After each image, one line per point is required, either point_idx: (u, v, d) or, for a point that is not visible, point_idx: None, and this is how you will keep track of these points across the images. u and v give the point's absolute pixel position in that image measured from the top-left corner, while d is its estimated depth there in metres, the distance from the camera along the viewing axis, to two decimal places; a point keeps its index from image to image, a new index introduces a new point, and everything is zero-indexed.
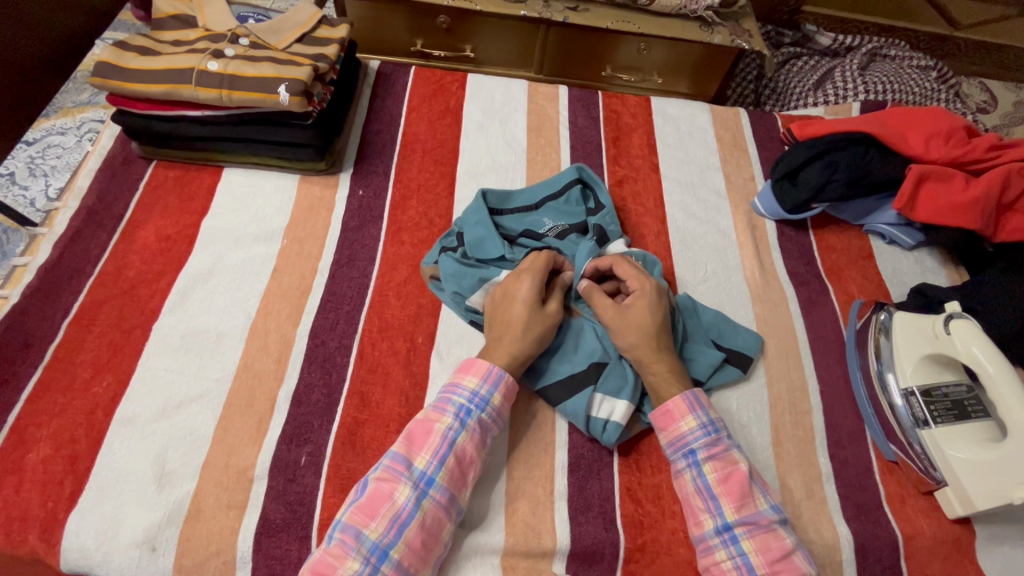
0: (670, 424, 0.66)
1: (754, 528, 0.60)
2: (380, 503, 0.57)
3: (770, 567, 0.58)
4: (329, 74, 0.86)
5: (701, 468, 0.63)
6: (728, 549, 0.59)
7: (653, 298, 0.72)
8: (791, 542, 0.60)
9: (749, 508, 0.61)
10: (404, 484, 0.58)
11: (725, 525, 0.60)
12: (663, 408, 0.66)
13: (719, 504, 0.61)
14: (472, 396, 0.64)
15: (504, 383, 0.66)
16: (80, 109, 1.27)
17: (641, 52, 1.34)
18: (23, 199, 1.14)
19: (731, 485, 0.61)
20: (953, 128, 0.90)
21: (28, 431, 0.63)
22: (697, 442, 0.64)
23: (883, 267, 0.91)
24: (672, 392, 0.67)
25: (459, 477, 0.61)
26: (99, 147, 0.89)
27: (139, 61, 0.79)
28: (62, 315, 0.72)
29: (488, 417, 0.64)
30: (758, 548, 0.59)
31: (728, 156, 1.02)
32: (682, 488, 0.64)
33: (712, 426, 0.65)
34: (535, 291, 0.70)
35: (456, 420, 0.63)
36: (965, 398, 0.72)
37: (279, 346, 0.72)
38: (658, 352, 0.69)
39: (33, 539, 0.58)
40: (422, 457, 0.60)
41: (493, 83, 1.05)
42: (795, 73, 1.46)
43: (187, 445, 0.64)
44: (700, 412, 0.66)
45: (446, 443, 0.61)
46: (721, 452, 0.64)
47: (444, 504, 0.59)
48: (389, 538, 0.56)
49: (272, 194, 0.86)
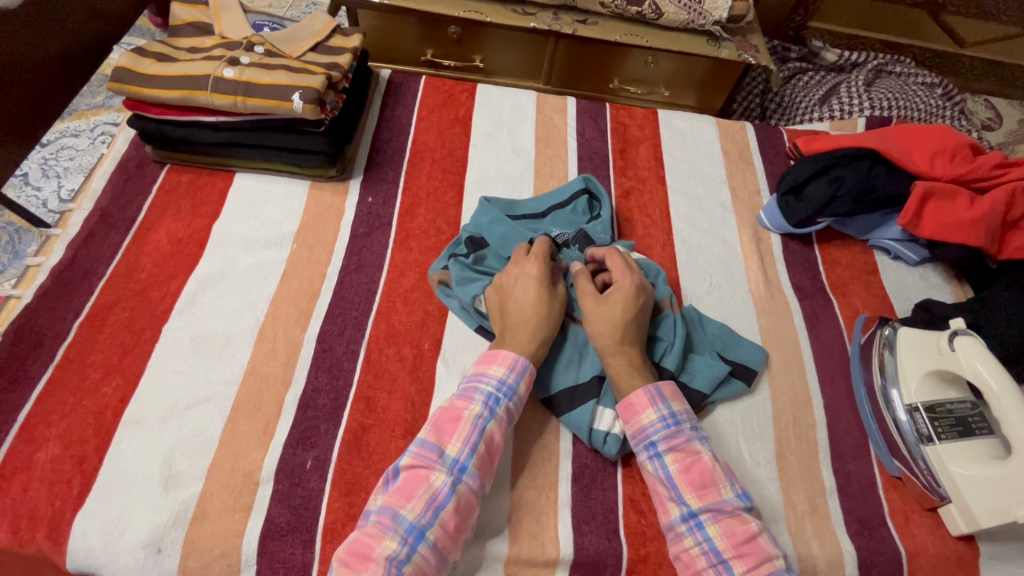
0: (632, 417, 0.66)
1: (719, 514, 0.60)
2: (416, 485, 0.58)
3: (735, 551, 0.58)
4: (342, 82, 0.87)
5: (663, 459, 0.64)
6: (694, 535, 0.60)
7: (631, 293, 0.72)
8: (757, 526, 0.60)
9: (712, 495, 0.61)
10: (439, 469, 0.59)
11: (690, 513, 0.61)
12: (625, 402, 0.67)
13: (681, 493, 0.62)
14: (500, 384, 0.65)
15: (528, 373, 0.67)
16: (94, 112, 1.29)
17: (648, 65, 1.36)
18: (35, 200, 1.15)
19: (693, 474, 0.62)
20: (958, 146, 0.90)
21: (37, 430, 0.64)
22: (658, 434, 0.65)
23: (887, 283, 0.91)
24: (632, 385, 0.68)
25: (488, 463, 0.62)
26: (114, 151, 0.90)
27: (155, 67, 0.81)
28: (74, 315, 0.73)
29: (513, 406, 0.66)
30: (723, 532, 0.59)
31: (734, 169, 1.02)
32: (648, 479, 0.64)
33: (672, 418, 0.66)
34: (546, 275, 0.73)
35: (486, 409, 0.63)
36: (969, 414, 0.72)
37: (287, 350, 0.73)
38: (625, 346, 0.70)
39: (40, 538, 0.59)
40: (454, 444, 0.61)
41: (502, 93, 1.06)
42: (801, 88, 1.48)
43: (195, 447, 0.65)
44: (661, 404, 0.66)
45: (477, 430, 0.62)
46: (682, 443, 0.64)
47: (477, 489, 0.60)
48: (425, 520, 0.56)
49: (282, 199, 0.87)
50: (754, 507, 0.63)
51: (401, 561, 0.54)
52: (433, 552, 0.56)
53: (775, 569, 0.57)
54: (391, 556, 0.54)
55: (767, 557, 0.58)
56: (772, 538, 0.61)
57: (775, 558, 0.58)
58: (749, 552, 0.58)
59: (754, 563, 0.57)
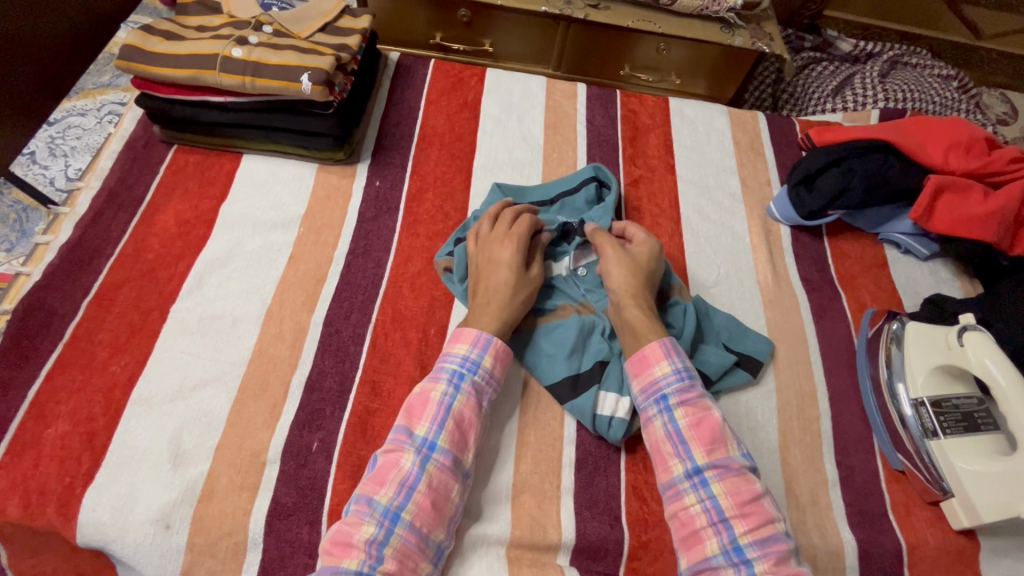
0: (645, 370, 0.67)
1: (724, 471, 0.60)
2: (389, 470, 0.59)
3: (738, 509, 0.58)
4: (350, 65, 0.86)
5: (673, 413, 0.63)
6: (697, 492, 0.60)
7: (655, 251, 0.76)
8: (760, 488, 0.60)
9: (719, 452, 0.61)
10: (408, 451, 0.60)
11: (696, 468, 0.61)
12: (640, 353, 0.68)
13: (688, 447, 0.62)
14: (464, 360, 0.66)
15: (494, 347, 0.68)
16: (101, 91, 1.27)
17: (660, 52, 1.34)
18: (43, 178, 1.14)
19: (703, 428, 0.62)
20: (975, 138, 0.89)
21: (47, 407, 0.64)
22: (670, 387, 0.65)
23: (897, 277, 0.91)
24: (652, 335, 0.69)
25: (460, 440, 0.62)
26: (122, 130, 0.90)
27: (163, 45, 0.80)
28: (83, 294, 0.73)
29: (481, 379, 0.66)
30: (728, 490, 0.59)
31: (744, 160, 1.01)
32: (654, 434, 0.64)
33: (686, 373, 0.66)
34: (518, 250, 0.73)
35: (451, 386, 0.64)
36: (975, 410, 0.72)
37: (294, 333, 0.73)
38: (648, 296, 0.72)
39: (50, 513, 0.60)
40: (422, 425, 0.62)
41: (512, 78, 1.05)
42: (814, 79, 1.45)
43: (202, 427, 0.65)
44: (675, 359, 0.66)
45: (444, 408, 0.63)
46: (693, 398, 0.64)
47: (449, 467, 0.60)
48: (400, 501, 0.57)
49: (290, 181, 0.87)
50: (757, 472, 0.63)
51: (380, 543, 0.55)
52: (412, 531, 0.56)
53: (776, 532, 0.58)
54: (371, 539, 0.55)
55: (769, 519, 0.58)
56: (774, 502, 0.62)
57: (776, 519, 0.59)
58: (752, 511, 0.58)
59: (757, 523, 0.57)
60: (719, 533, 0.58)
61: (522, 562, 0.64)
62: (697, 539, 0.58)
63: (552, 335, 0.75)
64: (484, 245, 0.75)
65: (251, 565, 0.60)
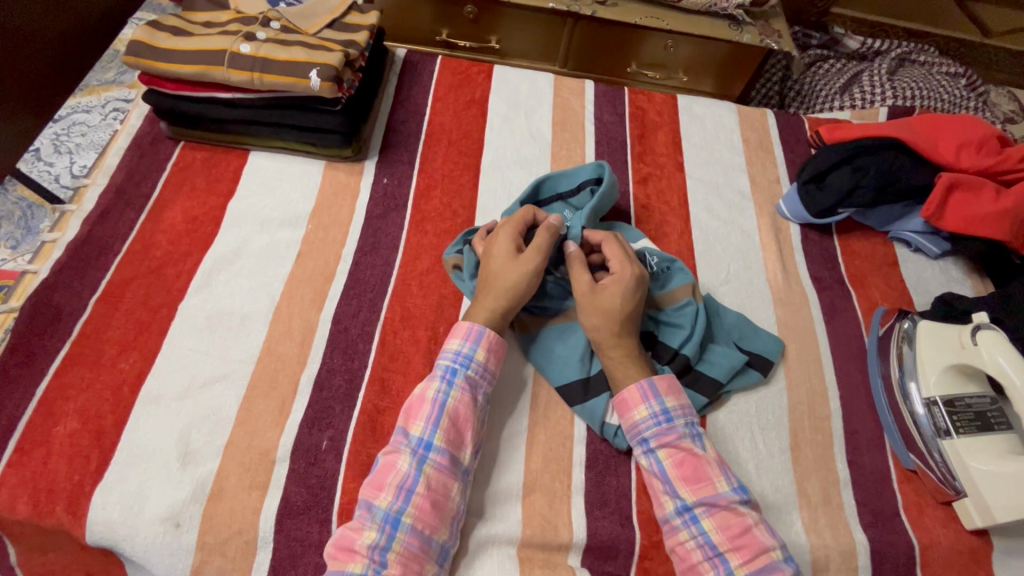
0: (624, 413, 0.66)
1: (713, 507, 0.60)
2: (387, 474, 0.59)
3: (731, 544, 0.58)
4: (359, 61, 0.85)
5: (656, 455, 0.64)
6: (689, 529, 0.60)
7: (630, 284, 0.71)
8: (752, 518, 0.59)
9: (707, 489, 0.61)
10: (405, 453, 0.60)
11: (685, 506, 0.61)
12: (618, 397, 0.67)
13: (675, 487, 0.62)
14: (456, 356, 0.66)
15: (486, 339, 0.67)
16: (106, 88, 1.27)
17: (667, 49, 1.34)
18: (48, 175, 1.13)
19: (686, 469, 0.62)
20: (986, 137, 0.89)
21: (55, 405, 0.64)
22: (649, 430, 0.65)
23: (907, 276, 0.90)
24: (627, 378, 0.68)
25: (456, 437, 0.62)
26: (128, 126, 0.89)
27: (171, 40, 0.80)
28: (91, 291, 0.73)
29: (474, 373, 0.66)
30: (718, 526, 0.59)
31: (753, 157, 1.01)
32: (644, 475, 0.65)
33: (664, 414, 0.65)
34: (513, 247, 0.72)
35: (444, 383, 0.64)
36: (988, 409, 0.72)
37: (303, 331, 0.73)
38: (619, 338, 0.69)
39: (60, 511, 0.59)
40: (417, 424, 0.62)
41: (520, 75, 1.04)
42: (822, 76, 1.45)
43: (211, 425, 0.65)
44: (653, 400, 0.65)
45: (437, 406, 0.62)
46: (674, 439, 0.64)
47: (447, 466, 0.60)
48: (399, 505, 0.57)
49: (298, 178, 0.86)
50: (750, 499, 0.62)
51: (383, 549, 0.55)
52: (414, 534, 0.56)
53: (772, 562, 0.57)
54: (373, 545, 0.55)
55: (763, 549, 0.57)
56: (770, 528, 0.61)
57: (771, 548, 0.58)
58: (745, 545, 0.58)
59: (750, 556, 0.57)
60: (716, 568, 0.58)
61: (532, 562, 0.63)
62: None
63: (563, 337, 0.75)
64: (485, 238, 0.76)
65: (261, 564, 0.60)
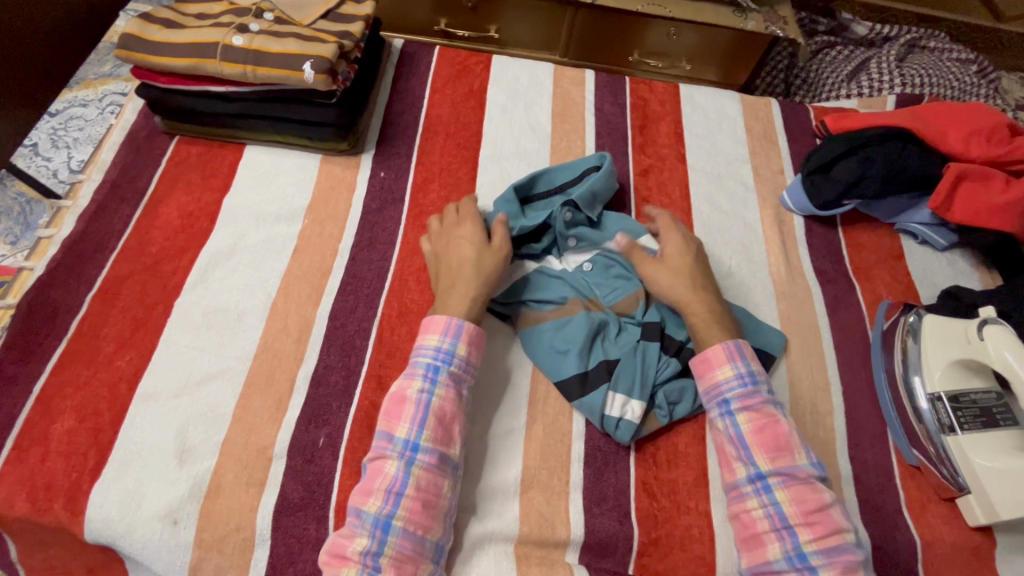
0: (706, 372, 0.67)
1: (790, 479, 0.60)
2: (374, 479, 0.58)
3: (803, 518, 0.58)
4: (354, 52, 0.84)
5: (735, 417, 0.64)
6: (760, 498, 0.60)
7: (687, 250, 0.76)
8: (828, 497, 0.60)
9: (785, 459, 0.61)
10: (391, 456, 0.59)
11: (759, 474, 0.61)
12: (702, 356, 0.68)
13: (751, 453, 0.62)
14: (436, 352, 0.64)
15: (466, 332, 0.66)
16: (102, 81, 1.25)
17: (670, 37, 1.31)
18: (46, 170, 1.13)
19: (766, 435, 0.62)
20: (996, 125, 0.86)
21: (53, 402, 0.64)
22: (733, 392, 0.65)
23: (913, 268, 0.88)
24: (711, 340, 0.68)
25: (443, 435, 0.61)
26: (123, 121, 0.88)
27: (162, 33, 0.78)
28: (87, 288, 0.72)
29: (458, 368, 0.65)
30: (792, 498, 0.59)
31: (757, 148, 0.99)
32: (718, 438, 0.65)
33: (750, 378, 0.66)
34: (476, 232, 0.74)
35: (427, 381, 0.63)
36: (993, 405, 0.71)
37: (299, 327, 0.72)
38: (693, 295, 0.72)
39: (58, 508, 0.59)
40: (401, 426, 0.60)
41: (519, 66, 1.03)
42: (828, 63, 1.41)
43: (208, 422, 0.65)
44: (738, 362, 0.66)
45: (422, 407, 0.61)
46: (757, 404, 0.64)
47: (435, 465, 0.59)
48: (387, 509, 0.56)
49: (294, 172, 0.85)
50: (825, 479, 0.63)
51: (375, 554, 0.55)
52: (407, 537, 0.56)
53: (843, 542, 0.57)
54: (365, 551, 0.55)
55: (837, 528, 0.58)
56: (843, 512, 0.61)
57: (844, 530, 0.58)
58: (817, 520, 0.58)
59: (822, 532, 0.57)
60: (782, 539, 0.58)
61: (530, 559, 0.63)
62: (758, 544, 0.59)
63: (559, 329, 0.73)
64: (446, 221, 0.77)
65: (259, 561, 0.60)
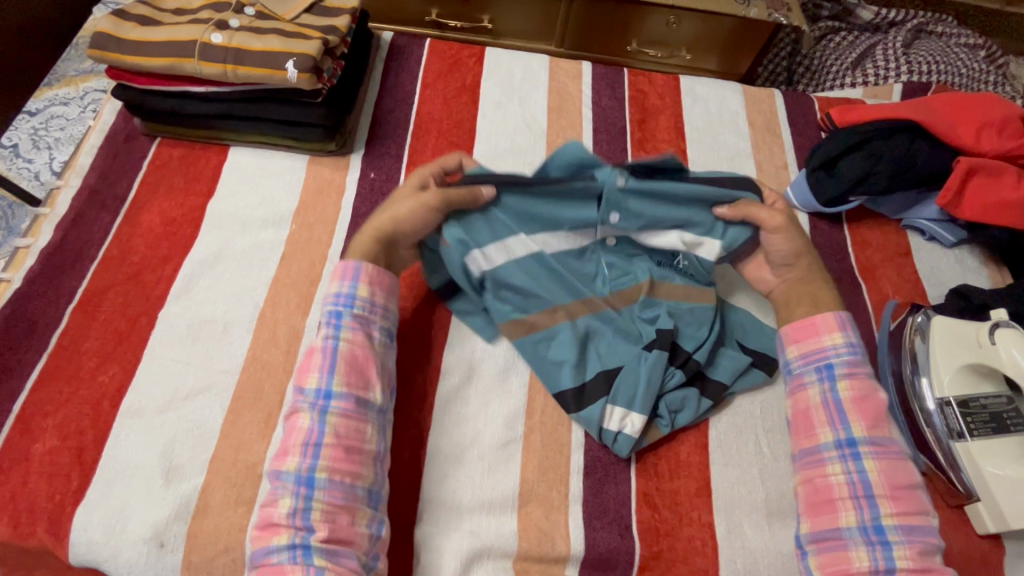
0: (812, 336, 0.67)
1: (881, 451, 0.61)
2: (291, 437, 0.58)
3: (888, 491, 0.59)
4: (340, 48, 0.80)
5: (835, 384, 0.64)
6: (845, 464, 0.60)
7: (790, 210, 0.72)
8: (917, 478, 0.61)
9: (880, 432, 0.62)
10: (305, 411, 0.59)
11: (848, 441, 0.61)
12: (808, 320, 0.67)
13: (846, 420, 0.62)
14: (338, 297, 0.64)
15: (366, 271, 0.65)
16: (84, 78, 1.21)
17: (669, 25, 1.27)
18: (27, 172, 1.10)
19: (866, 406, 0.62)
20: (1008, 117, 0.84)
21: (34, 421, 0.62)
22: (839, 358, 0.65)
23: (921, 266, 0.86)
24: (823, 308, 0.68)
25: (359, 376, 0.61)
26: (101, 123, 0.85)
27: (138, 31, 0.75)
28: (67, 300, 0.70)
29: (363, 310, 0.64)
30: (881, 471, 0.60)
31: (760, 142, 0.96)
32: (807, 401, 0.65)
33: (856, 349, 0.66)
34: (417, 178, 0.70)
35: (331, 330, 0.62)
36: (1004, 410, 0.69)
37: (288, 338, 0.70)
38: (813, 267, 0.71)
39: (41, 532, 0.58)
40: (312, 378, 0.60)
41: (513, 58, 0.99)
42: (833, 50, 1.37)
43: (195, 439, 0.63)
44: (848, 332, 0.66)
45: (330, 353, 0.61)
46: (861, 374, 0.64)
47: (352, 409, 0.59)
48: (308, 463, 0.56)
49: (280, 175, 0.82)
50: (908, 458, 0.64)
51: (303, 511, 0.54)
52: (334, 488, 0.56)
53: (923, 520, 0.58)
54: (292, 512, 0.54)
55: (920, 509, 0.58)
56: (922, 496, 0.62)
57: (924, 508, 0.59)
58: (902, 496, 0.59)
59: (907, 509, 0.58)
60: (860, 508, 0.59)
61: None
62: (831, 509, 0.59)
63: (552, 343, 0.70)
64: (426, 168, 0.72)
65: None
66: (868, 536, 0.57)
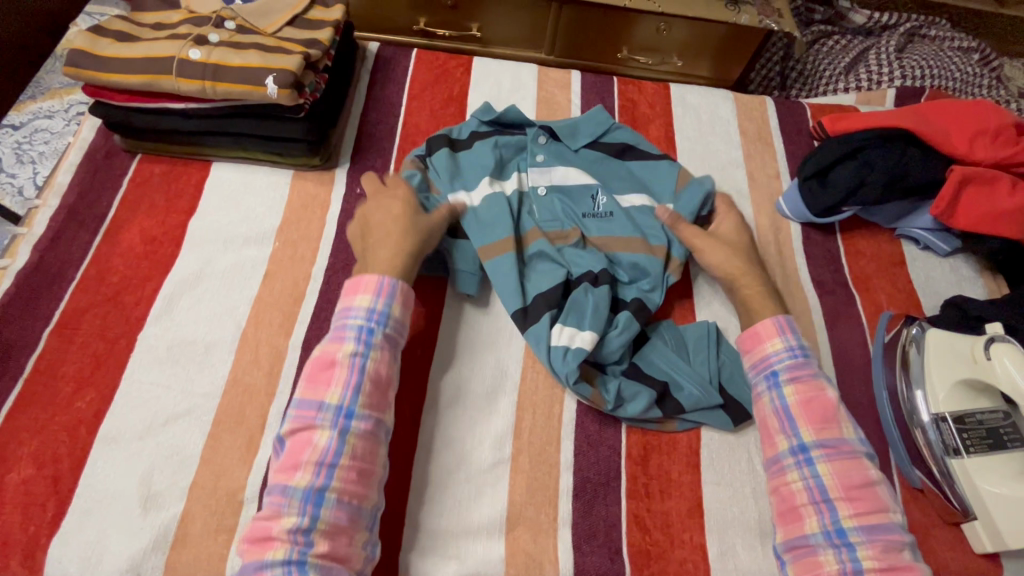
0: (756, 345, 0.67)
1: (834, 451, 0.60)
2: (302, 451, 0.55)
3: (845, 492, 0.58)
4: (322, 61, 0.79)
5: (782, 389, 0.63)
6: (801, 471, 0.59)
7: (737, 222, 0.79)
8: (873, 475, 0.59)
9: (831, 432, 0.61)
10: (322, 427, 0.56)
11: (802, 446, 0.60)
12: (751, 329, 0.68)
13: (795, 424, 0.61)
14: (369, 314, 0.62)
15: (399, 292, 0.64)
16: (68, 91, 1.20)
17: (660, 31, 1.26)
18: (10, 187, 1.09)
19: (814, 407, 0.62)
20: (1001, 125, 0.82)
21: (8, 449, 0.61)
22: (782, 363, 0.64)
23: (916, 276, 0.85)
24: (763, 316, 0.68)
25: (379, 398, 0.60)
26: (81, 139, 0.84)
27: (116, 48, 0.73)
28: (44, 323, 0.68)
29: (392, 330, 0.63)
30: (834, 472, 0.58)
31: (752, 151, 0.94)
32: (760, 410, 0.64)
33: (799, 350, 0.65)
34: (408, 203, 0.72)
35: (360, 346, 0.60)
36: (1000, 425, 0.67)
37: (271, 359, 0.68)
38: (744, 269, 0.74)
39: (14, 565, 0.56)
40: (333, 392, 0.58)
41: (500, 68, 0.98)
42: (825, 55, 1.36)
43: (175, 465, 0.61)
44: (789, 336, 0.66)
45: (355, 370, 0.59)
46: (806, 376, 0.63)
47: (369, 431, 0.58)
48: (321, 480, 0.54)
49: (263, 191, 0.81)
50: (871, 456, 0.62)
51: (306, 530, 0.52)
52: (341, 508, 0.54)
53: (887, 520, 0.57)
54: (294, 528, 0.52)
55: (881, 507, 0.57)
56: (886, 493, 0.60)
57: (888, 508, 0.58)
58: (862, 495, 0.58)
59: (865, 509, 0.57)
60: (821, 513, 0.58)
61: None
62: (796, 517, 0.58)
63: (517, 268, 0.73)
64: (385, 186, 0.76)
65: None
66: (832, 540, 0.56)
